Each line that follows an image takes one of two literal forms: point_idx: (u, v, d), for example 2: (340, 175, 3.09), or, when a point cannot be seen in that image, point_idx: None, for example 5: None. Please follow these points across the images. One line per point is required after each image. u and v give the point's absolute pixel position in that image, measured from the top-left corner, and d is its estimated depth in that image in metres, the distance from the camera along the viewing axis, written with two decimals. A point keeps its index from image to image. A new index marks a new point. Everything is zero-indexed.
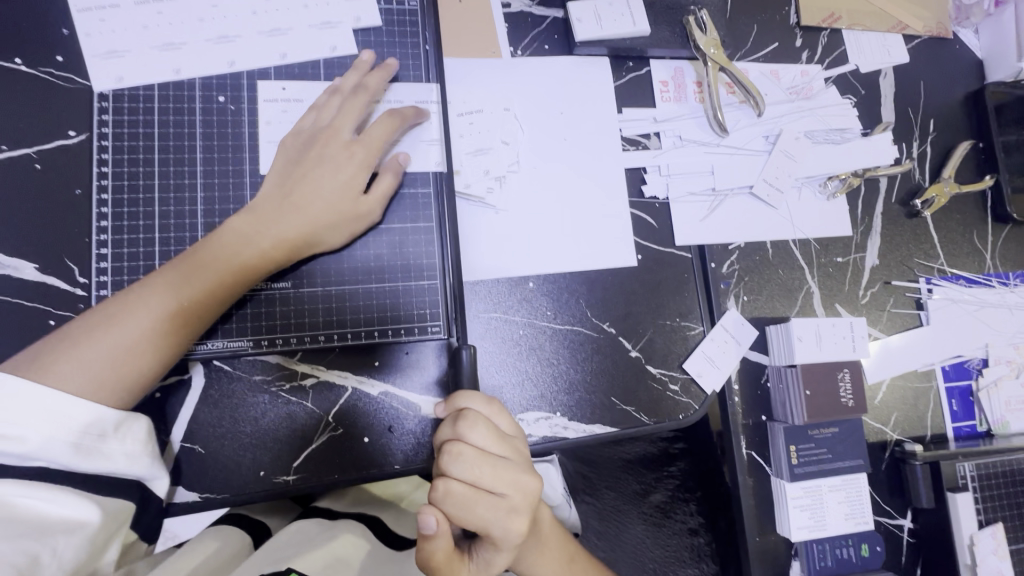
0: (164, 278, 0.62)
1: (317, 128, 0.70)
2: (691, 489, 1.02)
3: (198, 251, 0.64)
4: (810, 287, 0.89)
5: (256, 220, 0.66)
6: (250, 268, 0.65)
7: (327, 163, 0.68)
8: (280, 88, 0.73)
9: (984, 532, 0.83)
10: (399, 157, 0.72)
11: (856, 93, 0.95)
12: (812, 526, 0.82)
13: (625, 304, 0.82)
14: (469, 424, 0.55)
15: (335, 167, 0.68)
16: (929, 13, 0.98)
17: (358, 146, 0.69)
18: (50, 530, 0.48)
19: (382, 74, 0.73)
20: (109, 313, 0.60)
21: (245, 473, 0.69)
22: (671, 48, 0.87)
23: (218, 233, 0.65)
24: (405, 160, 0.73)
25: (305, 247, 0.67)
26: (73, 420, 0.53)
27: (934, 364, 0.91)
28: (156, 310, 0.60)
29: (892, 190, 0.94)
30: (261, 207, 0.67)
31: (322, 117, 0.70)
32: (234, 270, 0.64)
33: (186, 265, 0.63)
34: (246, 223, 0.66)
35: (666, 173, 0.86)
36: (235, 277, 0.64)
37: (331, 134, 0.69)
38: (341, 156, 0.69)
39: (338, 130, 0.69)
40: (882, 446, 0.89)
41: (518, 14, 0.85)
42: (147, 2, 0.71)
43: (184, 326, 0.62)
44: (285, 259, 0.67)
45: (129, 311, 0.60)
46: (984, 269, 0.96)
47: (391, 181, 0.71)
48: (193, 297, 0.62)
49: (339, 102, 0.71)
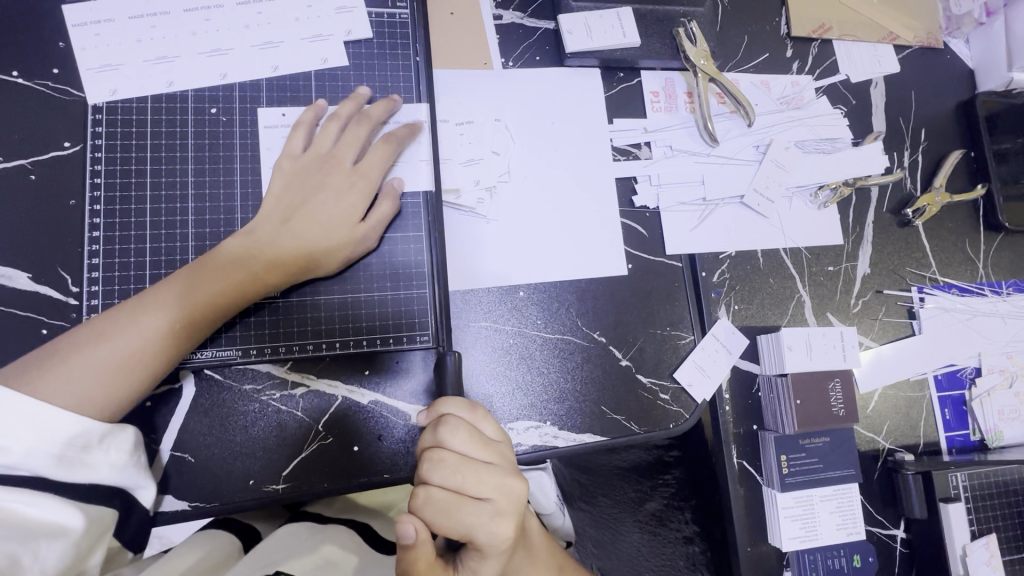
0: (159, 296, 0.63)
1: (318, 156, 0.71)
2: (686, 497, 1.01)
3: (195, 271, 0.65)
4: (801, 295, 0.90)
5: (253, 242, 0.67)
6: (245, 290, 0.65)
7: (328, 191, 0.69)
8: (280, 115, 0.74)
9: (977, 543, 0.82)
10: (393, 182, 0.73)
11: (847, 103, 0.95)
12: (803, 536, 0.82)
13: (616, 313, 0.82)
14: (450, 429, 0.55)
15: (336, 195, 0.70)
16: (920, 23, 0.99)
17: (358, 177, 0.71)
18: (32, 535, 0.48)
19: (382, 108, 0.73)
20: (103, 329, 0.60)
21: (234, 481, 0.70)
22: (661, 59, 0.88)
23: (215, 252, 0.66)
24: (400, 186, 0.73)
25: (300, 271, 0.68)
26: (57, 432, 0.53)
27: (927, 373, 0.91)
28: (149, 329, 0.61)
29: (883, 199, 0.94)
30: (258, 229, 0.67)
31: (320, 143, 0.71)
32: (228, 292, 0.64)
33: (182, 285, 0.63)
34: (243, 245, 0.66)
35: (656, 183, 0.86)
36: (230, 299, 0.65)
37: (331, 164, 0.70)
38: (342, 186, 0.70)
39: (339, 158, 0.71)
40: (875, 455, 0.88)
41: (509, 25, 0.86)
42: (142, 15, 0.72)
43: (175, 345, 0.62)
44: (280, 283, 0.67)
45: (122, 328, 0.60)
46: (977, 278, 0.96)
47: (389, 207, 0.72)
48: (186, 318, 0.62)
49: (337, 129, 0.72)
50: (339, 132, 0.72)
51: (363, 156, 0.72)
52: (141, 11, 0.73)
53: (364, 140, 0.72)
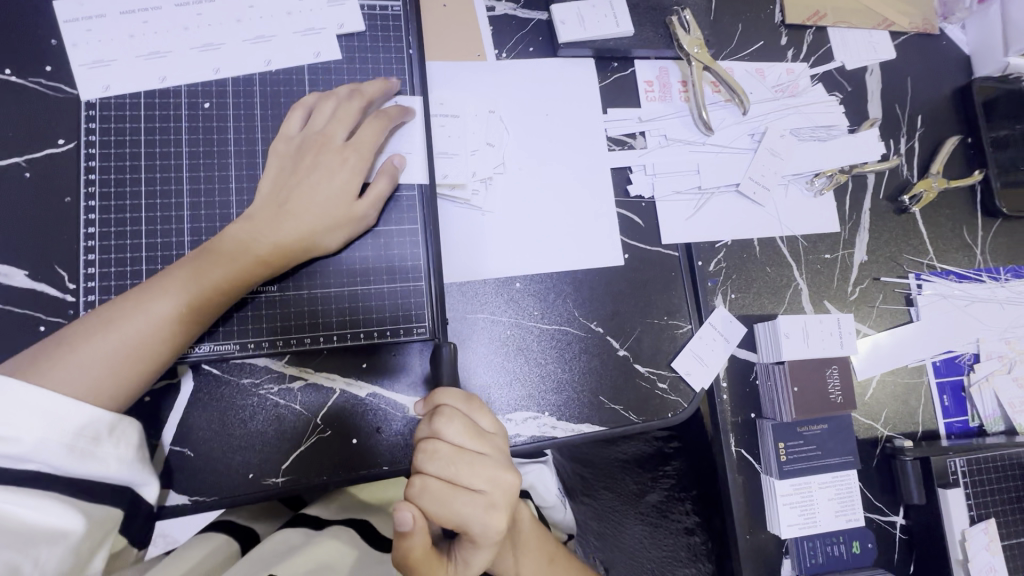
0: (166, 281, 0.63)
1: (313, 133, 0.71)
2: (687, 488, 1.01)
3: (199, 257, 0.65)
4: (798, 283, 0.89)
5: (253, 226, 0.67)
6: (249, 272, 0.66)
7: (320, 168, 0.69)
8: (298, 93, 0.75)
9: (976, 528, 0.83)
10: (393, 160, 0.73)
11: (843, 90, 0.95)
12: (802, 523, 0.83)
13: (612, 304, 0.82)
14: (446, 419, 0.55)
15: (328, 170, 0.69)
16: (914, 9, 0.99)
17: (348, 151, 0.70)
18: (31, 542, 0.48)
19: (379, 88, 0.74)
20: (109, 316, 0.60)
21: (234, 475, 0.70)
22: (655, 48, 0.87)
23: (217, 239, 0.66)
24: (400, 163, 0.74)
25: (304, 252, 0.68)
26: (67, 421, 0.54)
27: (925, 360, 0.91)
28: (157, 315, 0.61)
29: (879, 186, 0.94)
30: (259, 214, 0.68)
31: (313, 123, 0.72)
32: (235, 276, 0.65)
33: (187, 270, 0.64)
34: (244, 229, 0.67)
35: (651, 172, 0.86)
36: (236, 283, 0.65)
37: (322, 139, 0.70)
38: (333, 161, 0.70)
39: (330, 134, 0.70)
40: (873, 442, 0.88)
41: (502, 16, 0.86)
42: (133, 11, 0.72)
43: (183, 331, 0.63)
44: (284, 264, 0.68)
45: (129, 315, 0.60)
46: (975, 264, 0.96)
47: (386, 184, 0.72)
48: (194, 302, 0.63)
49: (332, 107, 0.72)
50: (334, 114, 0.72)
51: (355, 133, 0.71)
52: (132, 6, 0.72)
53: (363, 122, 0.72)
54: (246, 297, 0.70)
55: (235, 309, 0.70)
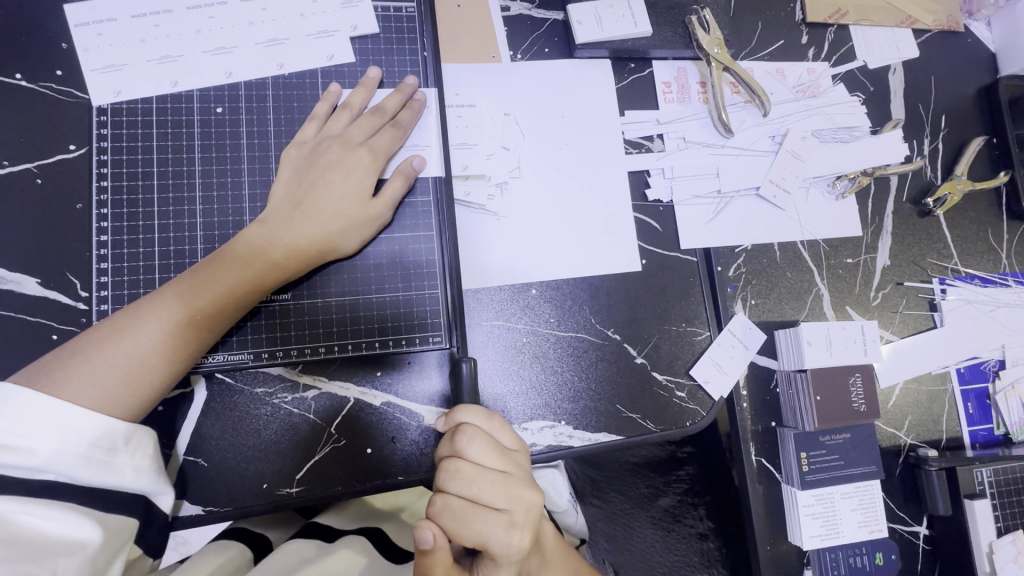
0: (180, 287, 0.62)
1: (328, 136, 0.70)
2: (701, 493, 1.00)
3: (213, 262, 0.64)
4: (819, 289, 0.88)
5: (268, 230, 0.66)
6: (264, 276, 0.64)
7: (336, 170, 0.68)
8: (313, 97, 0.74)
9: (1003, 540, 0.81)
10: (414, 161, 0.72)
11: (865, 90, 0.93)
12: (824, 534, 0.81)
13: (629, 311, 0.81)
14: (467, 438, 0.54)
15: (343, 172, 0.68)
16: (939, 6, 0.96)
17: (362, 151, 0.69)
18: (50, 553, 0.48)
19: (399, 95, 0.72)
20: (124, 323, 0.59)
21: (247, 485, 0.69)
22: (673, 48, 0.85)
23: (231, 243, 0.65)
24: (419, 164, 0.72)
25: (319, 255, 0.67)
26: (82, 433, 0.53)
27: (949, 366, 0.89)
28: (171, 321, 0.60)
29: (903, 188, 0.92)
30: (273, 218, 0.67)
31: (329, 128, 0.71)
32: (249, 281, 0.64)
33: (201, 275, 0.63)
34: (258, 234, 0.66)
35: (670, 176, 0.84)
36: (251, 288, 0.64)
37: (338, 143, 0.69)
38: (347, 161, 0.69)
39: (347, 138, 0.70)
40: (896, 451, 0.87)
41: (518, 16, 0.84)
42: (144, 14, 0.71)
43: (198, 337, 0.61)
44: (300, 268, 0.67)
45: (143, 322, 0.59)
46: (1000, 267, 0.94)
47: (400, 185, 0.70)
48: (208, 307, 0.62)
49: (348, 118, 0.71)
50: (351, 122, 0.71)
51: (371, 137, 0.71)
52: (143, 9, 0.71)
53: (379, 129, 0.71)
54: (259, 305, 0.69)
55: (248, 317, 0.69)
